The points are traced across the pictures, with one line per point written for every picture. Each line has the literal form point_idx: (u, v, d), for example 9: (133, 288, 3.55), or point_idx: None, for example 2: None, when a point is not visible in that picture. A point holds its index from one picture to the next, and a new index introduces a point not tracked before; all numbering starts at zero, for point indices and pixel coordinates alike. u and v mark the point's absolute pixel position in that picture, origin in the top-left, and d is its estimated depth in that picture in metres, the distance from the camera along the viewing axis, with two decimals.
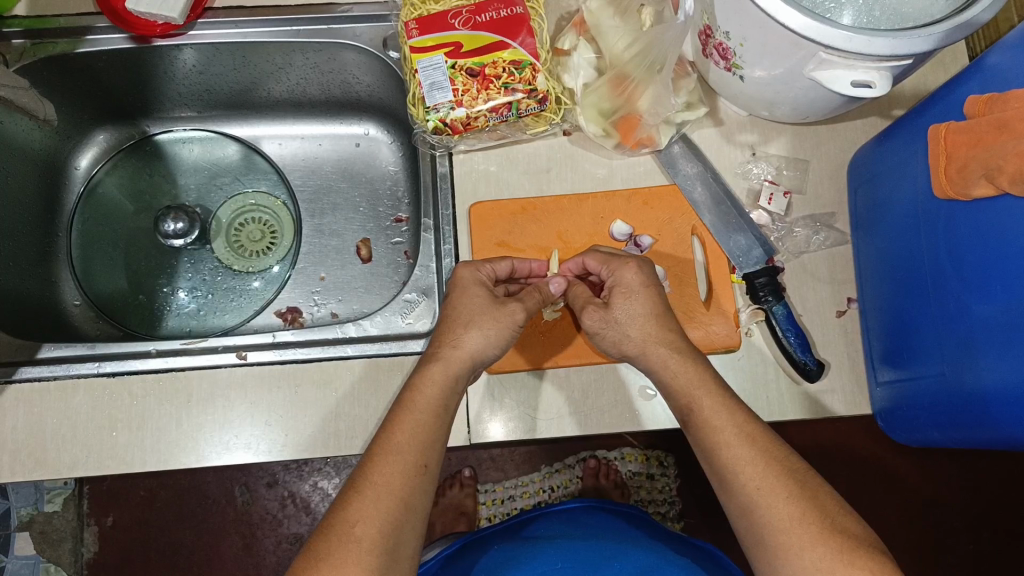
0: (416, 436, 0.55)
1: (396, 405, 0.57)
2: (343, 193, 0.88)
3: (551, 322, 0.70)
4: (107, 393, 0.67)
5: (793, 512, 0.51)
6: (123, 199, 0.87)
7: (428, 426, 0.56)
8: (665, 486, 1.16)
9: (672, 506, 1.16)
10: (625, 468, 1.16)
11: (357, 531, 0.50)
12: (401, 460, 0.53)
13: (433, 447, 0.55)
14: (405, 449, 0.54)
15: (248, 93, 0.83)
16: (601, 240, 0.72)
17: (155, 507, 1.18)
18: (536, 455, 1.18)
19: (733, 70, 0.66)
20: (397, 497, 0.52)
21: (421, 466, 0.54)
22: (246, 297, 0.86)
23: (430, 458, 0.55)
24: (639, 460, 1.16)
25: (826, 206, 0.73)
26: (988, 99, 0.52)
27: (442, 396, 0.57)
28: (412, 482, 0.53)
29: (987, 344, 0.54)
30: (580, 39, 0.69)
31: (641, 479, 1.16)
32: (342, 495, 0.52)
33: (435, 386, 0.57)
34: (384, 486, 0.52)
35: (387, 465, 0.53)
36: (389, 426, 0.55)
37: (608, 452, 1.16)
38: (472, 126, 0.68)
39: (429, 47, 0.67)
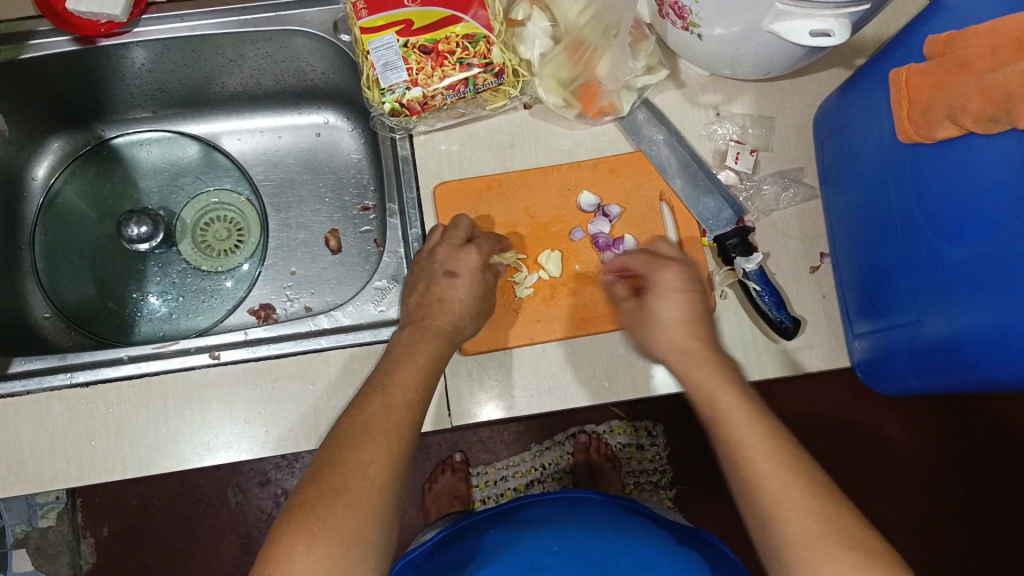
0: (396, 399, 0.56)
1: None
2: (307, 184, 0.86)
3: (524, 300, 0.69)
4: (81, 406, 0.65)
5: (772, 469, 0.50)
6: (85, 207, 0.85)
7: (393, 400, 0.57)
8: (655, 455, 1.16)
9: (663, 474, 1.16)
10: (614, 441, 1.16)
11: (342, 500, 0.52)
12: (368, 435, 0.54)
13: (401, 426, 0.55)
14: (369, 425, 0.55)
15: (202, 89, 0.81)
16: (569, 213, 0.71)
17: (150, 514, 1.18)
18: (525, 436, 1.17)
19: (691, 29, 0.65)
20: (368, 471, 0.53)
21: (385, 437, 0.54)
22: (218, 297, 0.84)
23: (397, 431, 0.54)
24: (628, 432, 1.16)
25: (794, 162, 0.73)
26: (946, 39, 0.51)
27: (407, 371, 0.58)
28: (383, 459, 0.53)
29: (962, 288, 0.54)
30: (533, 9, 0.67)
31: (631, 450, 1.16)
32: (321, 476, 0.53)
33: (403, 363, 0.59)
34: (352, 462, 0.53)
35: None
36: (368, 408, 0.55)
37: (597, 427, 1.17)
38: (430, 106, 0.67)
39: (380, 26, 0.65)
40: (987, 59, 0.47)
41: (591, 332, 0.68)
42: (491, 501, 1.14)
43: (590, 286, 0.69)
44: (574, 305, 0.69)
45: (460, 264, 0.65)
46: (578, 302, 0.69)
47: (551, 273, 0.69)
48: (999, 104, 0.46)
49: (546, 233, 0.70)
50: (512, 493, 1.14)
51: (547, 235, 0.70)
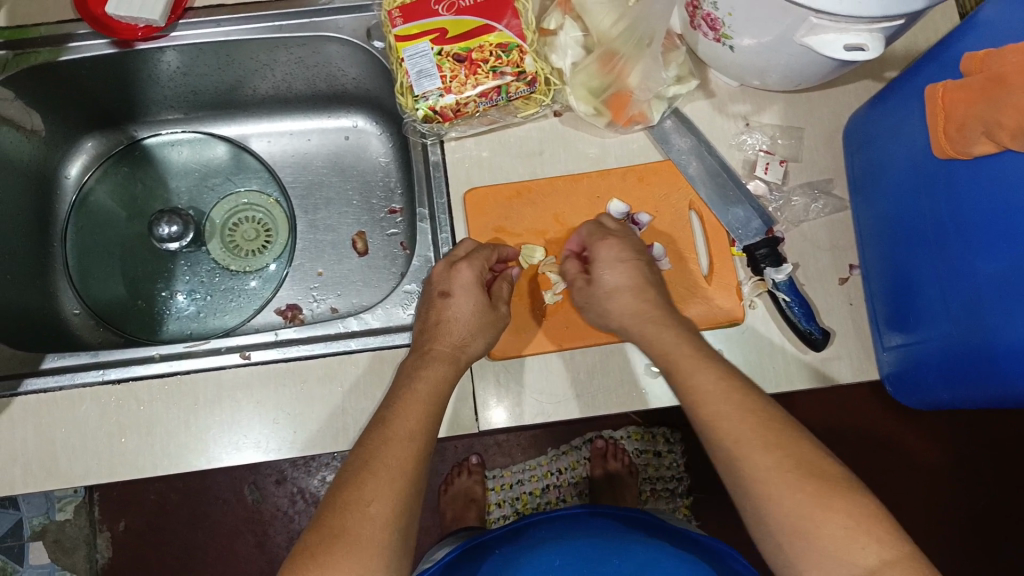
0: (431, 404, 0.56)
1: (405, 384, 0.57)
2: (335, 187, 0.87)
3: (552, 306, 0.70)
4: (113, 401, 0.67)
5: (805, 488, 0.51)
6: (116, 206, 0.86)
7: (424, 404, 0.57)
8: (672, 462, 1.16)
9: (679, 482, 1.16)
10: (631, 446, 1.16)
11: (372, 509, 0.53)
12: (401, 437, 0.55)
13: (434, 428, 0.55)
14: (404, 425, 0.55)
15: (233, 92, 0.82)
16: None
17: (166, 510, 1.19)
18: (541, 439, 1.18)
19: (723, 41, 0.66)
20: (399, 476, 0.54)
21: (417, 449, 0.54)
22: (245, 297, 0.85)
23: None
24: (645, 438, 1.17)
25: (824, 172, 0.73)
26: (983, 55, 0.51)
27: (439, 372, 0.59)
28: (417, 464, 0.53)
29: (994, 303, 0.54)
30: (565, 18, 0.68)
31: (648, 456, 1.16)
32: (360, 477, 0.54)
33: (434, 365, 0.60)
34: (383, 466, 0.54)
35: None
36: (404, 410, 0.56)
37: (614, 432, 1.17)
38: (462, 113, 0.68)
39: (414, 34, 0.66)
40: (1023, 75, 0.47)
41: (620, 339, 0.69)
42: (507, 505, 1.14)
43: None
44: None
45: (453, 282, 0.66)
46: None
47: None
48: None
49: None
50: (527, 497, 1.15)
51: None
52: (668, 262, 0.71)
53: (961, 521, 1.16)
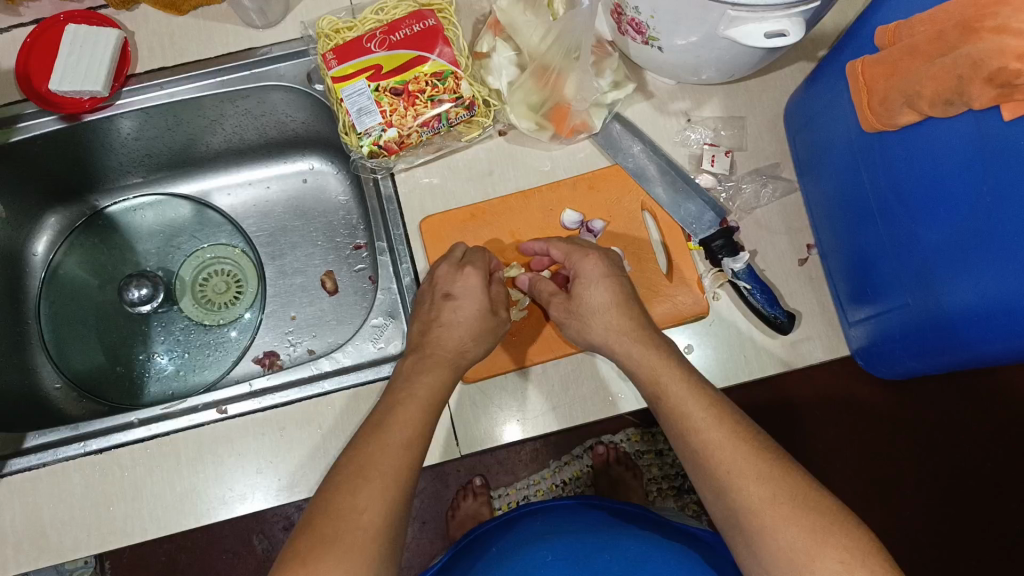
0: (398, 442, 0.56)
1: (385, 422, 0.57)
2: (299, 231, 0.88)
3: (519, 322, 0.70)
4: (97, 470, 0.67)
5: (764, 494, 0.52)
6: (86, 276, 0.87)
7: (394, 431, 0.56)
8: (674, 459, 1.16)
9: (684, 478, 1.16)
10: (631, 448, 1.16)
11: (366, 516, 0.51)
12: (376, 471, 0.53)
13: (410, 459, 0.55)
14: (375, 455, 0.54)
15: (188, 150, 0.84)
16: (554, 232, 0.72)
17: (177, 570, 1.19)
18: (543, 453, 1.18)
19: (651, 43, 0.67)
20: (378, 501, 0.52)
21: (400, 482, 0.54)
22: (223, 349, 0.86)
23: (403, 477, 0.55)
24: (644, 439, 1.16)
25: (770, 158, 0.74)
26: (895, 28, 0.52)
27: (410, 401, 0.58)
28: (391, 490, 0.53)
29: (944, 267, 0.55)
30: (496, 39, 0.70)
31: (649, 457, 1.16)
32: (326, 509, 0.52)
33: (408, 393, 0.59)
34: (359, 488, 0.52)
35: (362, 483, 0.53)
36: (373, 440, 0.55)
37: (613, 436, 1.17)
38: (406, 144, 0.69)
39: (350, 74, 0.67)
40: (935, 44, 0.48)
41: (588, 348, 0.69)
42: None
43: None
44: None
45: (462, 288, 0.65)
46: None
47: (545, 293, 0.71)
48: (952, 88, 0.47)
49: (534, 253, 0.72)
50: None
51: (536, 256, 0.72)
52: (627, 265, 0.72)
53: None
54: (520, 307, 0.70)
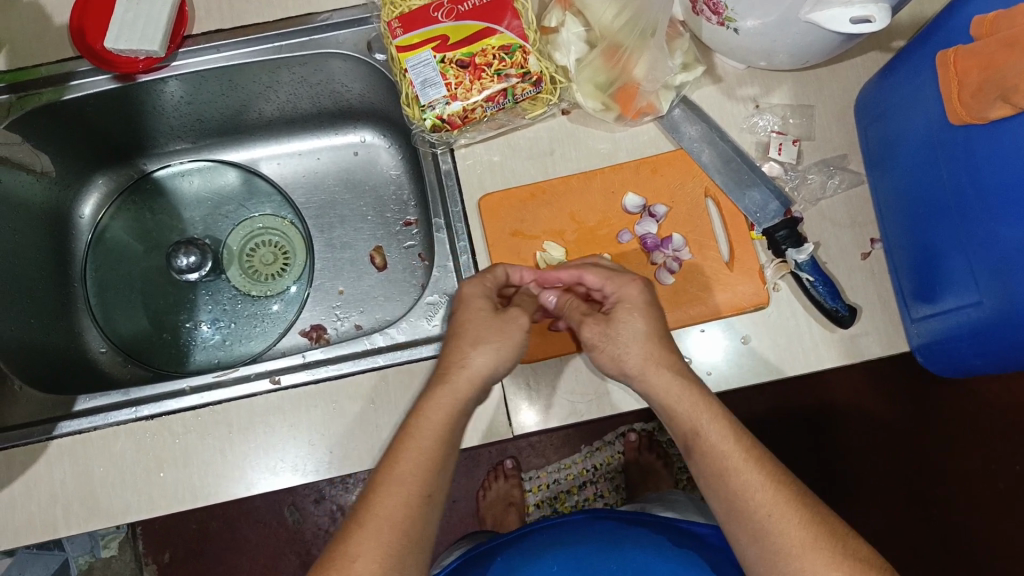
0: (418, 467, 0.54)
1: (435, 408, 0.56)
2: (348, 204, 0.87)
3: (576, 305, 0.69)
4: (147, 435, 0.66)
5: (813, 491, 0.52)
6: (133, 241, 0.86)
7: (432, 453, 0.54)
8: None
9: None
10: (664, 437, 1.16)
11: (357, 566, 0.50)
12: (404, 491, 0.53)
13: (436, 476, 0.54)
14: (408, 480, 0.53)
15: (239, 116, 0.82)
16: (615, 215, 0.71)
17: (208, 538, 1.20)
18: (573, 437, 1.18)
19: (726, 24, 0.65)
20: (397, 528, 0.51)
21: (426, 496, 0.53)
22: (269, 321, 0.85)
23: (434, 487, 0.54)
24: None
25: (838, 149, 0.72)
26: (994, 19, 0.50)
27: (461, 392, 0.57)
28: (417, 514, 0.53)
29: (1023, 266, 0.53)
30: (566, 14, 0.68)
31: None
32: (360, 525, 0.51)
33: (453, 372, 0.58)
34: (386, 518, 0.52)
35: (388, 496, 0.52)
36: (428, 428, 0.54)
37: (646, 425, 1.17)
38: (470, 119, 0.67)
39: (415, 44, 0.66)
40: None
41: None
42: (545, 505, 1.15)
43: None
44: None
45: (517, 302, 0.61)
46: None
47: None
48: None
49: (594, 236, 0.70)
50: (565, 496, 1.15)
51: (598, 240, 0.70)
52: (688, 252, 0.70)
53: None
54: None
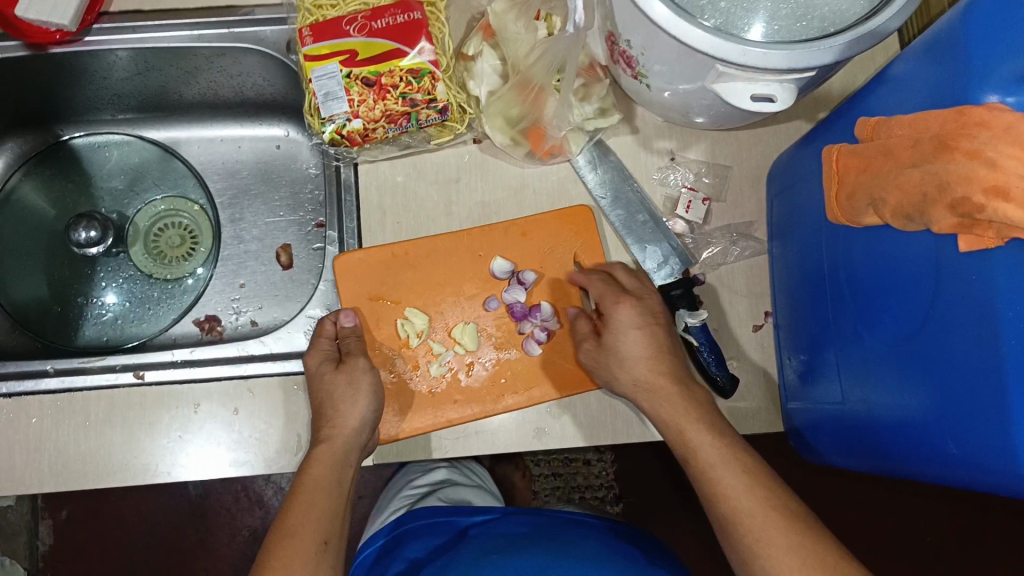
0: (310, 515, 0.59)
1: (311, 488, 0.60)
2: (263, 196, 0.86)
3: (439, 378, 0.68)
4: (5, 413, 0.66)
5: None
6: (42, 204, 0.85)
7: (320, 505, 0.59)
8: (601, 471, 1.18)
9: (609, 490, 1.18)
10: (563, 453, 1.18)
11: None
12: (298, 541, 0.57)
13: (332, 523, 0.59)
14: (300, 530, 0.58)
15: (160, 96, 0.81)
16: (481, 280, 0.70)
17: (110, 502, 1.24)
18: None
19: (640, 78, 0.64)
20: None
21: (321, 540, 0.58)
22: (166, 305, 0.84)
23: (330, 534, 0.58)
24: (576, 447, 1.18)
25: (745, 216, 0.71)
26: (876, 123, 0.48)
27: (332, 472, 0.61)
28: (311, 562, 0.56)
29: (881, 372, 0.52)
30: (484, 44, 0.66)
31: (578, 465, 1.18)
32: None
33: (326, 465, 0.61)
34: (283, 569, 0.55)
35: (289, 545, 0.57)
36: (310, 510, 0.59)
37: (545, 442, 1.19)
38: (371, 138, 0.66)
39: (324, 55, 0.64)
40: (910, 151, 0.44)
41: (510, 409, 0.67)
42: None
43: (508, 358, 0.68)
44: (492, 383, 0.68)
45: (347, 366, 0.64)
46: (496, 377, 0.68)
47: (466, 348, 0.68)
48: (915, 204, 0.44)
49: (459, 303, 0.69)
50: None
51: (463, 303, 0.69)
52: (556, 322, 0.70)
53: (893, 556, 1.17)
54: (440, 362, 0.68)
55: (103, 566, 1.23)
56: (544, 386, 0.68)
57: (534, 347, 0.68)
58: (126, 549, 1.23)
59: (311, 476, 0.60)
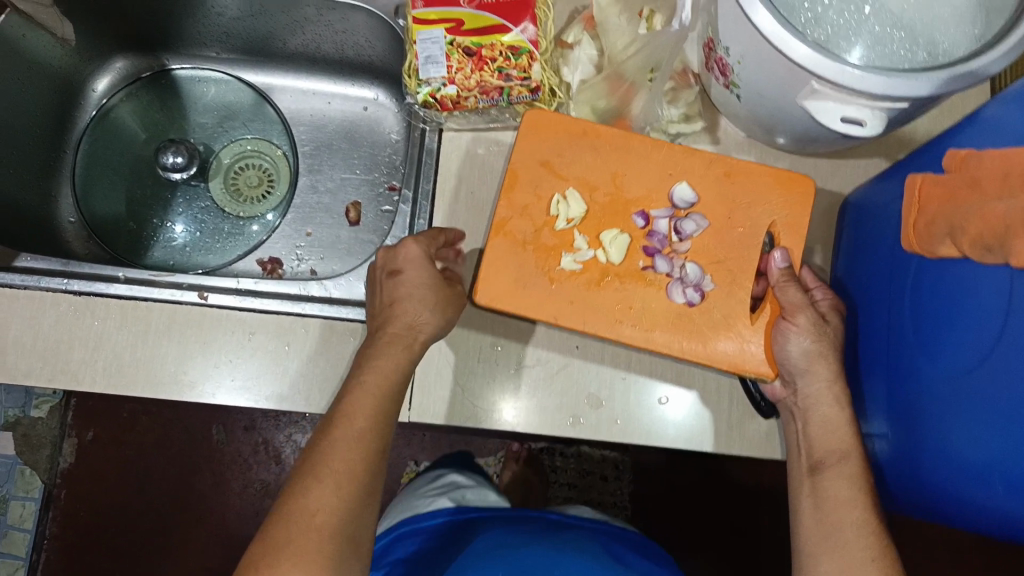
0: (368, 422, 0.59)
1: (358, 391, 0.60)
2: (342, 153, 0.89)
3: (571, 272, 0.66)
4: (71, 310, 0.69)
5: None
6: (135, 126, 0.89)
7: (375, 409, 0.59)
8: (616, 490, 1.17)
9: (621, 510, 1.17)
10: (580, 464, 1.19)
11: (317, 519, 0.54)
12: (349, 445, 0.57)
13: (379, 428, 0.59)
14: (351, 435, 0.58)
15: (264, 42, 0.84)
16: (658, 197, 0.68)
17: (134, 431, 1.28)
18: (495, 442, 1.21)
19: (732, 88, 0.65)
20: (348, 484, 0.56)
21: (340, 471, 0.57)
22: (234, 241, 0.87)
23: (377, 438, 0.59)
24: (594, 459, 1.19)
25: (812, 241, 0.71)
26: (966, 155, 0.48)
27: (390, 373, 0.61)
28: (361, 460, 0.57)
29: (934, 406, 0.52)
30: (585, 34, 0.68)
31: (593, 478, 1.18)
32: (316, 483, 0.56)
33: (379, 370, 0.61)
34: (337, 474, 0.56)
35: (341, 453, 0.57)
36: (356, 411, 0.59)
37: (565, 448, 1.20)
38: (461, 106, 0.69)
39: (431, 20, 0.66)
40: (998, 184, 0.44)
41: (625, 340, 0.65)
42: None
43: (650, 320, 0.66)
44: (619, 301, 0.65)
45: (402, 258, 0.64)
46: (625, 300, 0.65)
47: (609, 257, 0.66)
48: (995, 234, 0.44)
49: (624, 209, 0.67)
50: None
51: (615, 206, 0.67)
52: (711, 283, 0.67)
53: None
54: (577, 258, 0.66)
55: (116, 492, 1.26)
56: (666, 331, 0.65)
57: (677, 297, 0.66)
58: (141, 479, 1.27)
59: (364, 382, 0.60)
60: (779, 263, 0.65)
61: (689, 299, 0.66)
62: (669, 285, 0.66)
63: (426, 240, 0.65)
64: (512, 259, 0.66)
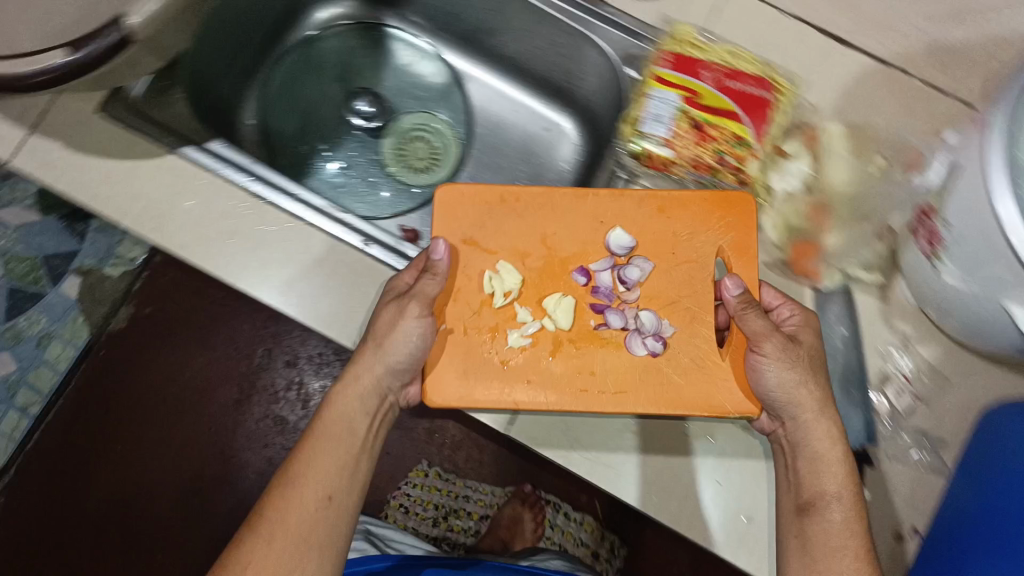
0: (325, 476, 0.62)
1: (323, 438, 0.64)
2: (512, 161, 0.90)
3: (523, 347, 0.66)
4: (242, 206, 0.71)
5: None
6: (335, 62, 0.92)
7: (336, 461, 0.63)
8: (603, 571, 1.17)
9: None
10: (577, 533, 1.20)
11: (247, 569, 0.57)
12: (302, 495, 0.60)
13: (339, 480, 0.62)
14: (303, 488, 0.61)
15: (480, 35, 0.87)
16: (680, 301, 0.68)
17: (188, 324, 1.28)
18: (507, 477, 1.24)
19: (933, 259, 0.62)
20: (296, 535, 0.59)
21: (324, 496, 0.61)
22: (383, 200, 0.88)
23: (335, 490, 0.62)
24: (592, 534, 1.20)
25: (943, 434, 0.67)
26: None
27: (346, 421, 0.65)
28: (314, 515, 0.60)
29: None
30: (805, 151, 0.71)
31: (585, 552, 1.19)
32: (254, 533, 0.59)
33: (336, 416, 0.65)
34: (283, 527, 0.59)
35: (291, 502, 0.60)
36: (315, 462, 0.62)
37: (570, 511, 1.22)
38: (667, 170, 0.70)
39: (671, 84, 0.68)
40: None
41: (593, 407, 0.64)
42: (443, 508, 1.22)
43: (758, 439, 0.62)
44: (577, 370, 0.66)
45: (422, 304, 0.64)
46: (584, 365, 0.66)
47: (557, 324, 0.67)
48: None
49: (561, 271, 0.69)
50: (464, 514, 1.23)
51: (547, 261, 0.69)
52: (669, 328, 0.67)
53: None
54: (524, 333, 0.66)
55: (147, 372, 1.27)
56: (640, 391, 0.65)
57: (636, 348, 0.66)
58: (174, 370, 1.27)
59: (327, 422, 0.65)
60: (734, 291, 0.64)
61: (649, 349, 0.66)
62: (627, 336, 0.67)
63: (433, 282, 0.65)
64: (456, 351, 0.67)
